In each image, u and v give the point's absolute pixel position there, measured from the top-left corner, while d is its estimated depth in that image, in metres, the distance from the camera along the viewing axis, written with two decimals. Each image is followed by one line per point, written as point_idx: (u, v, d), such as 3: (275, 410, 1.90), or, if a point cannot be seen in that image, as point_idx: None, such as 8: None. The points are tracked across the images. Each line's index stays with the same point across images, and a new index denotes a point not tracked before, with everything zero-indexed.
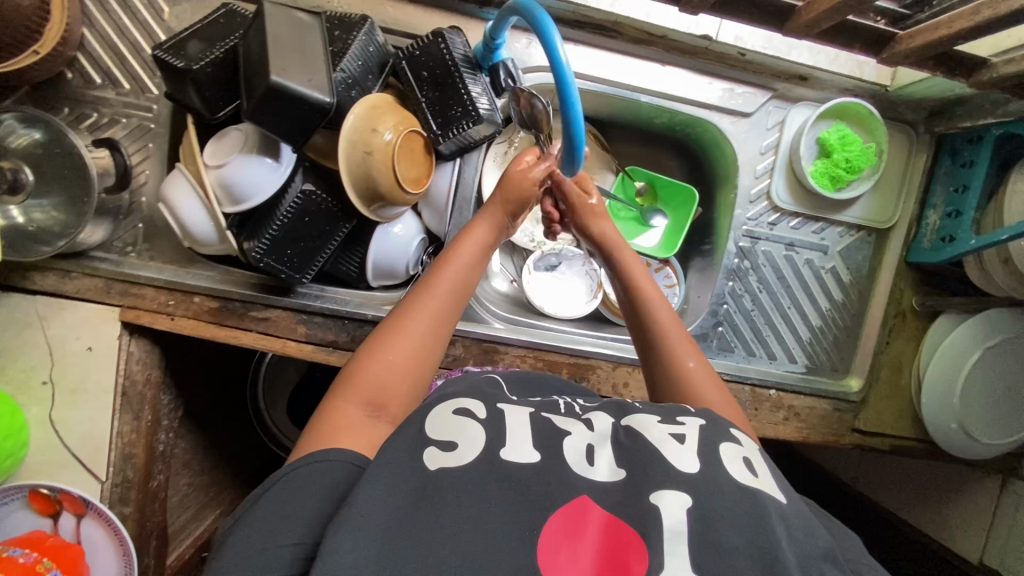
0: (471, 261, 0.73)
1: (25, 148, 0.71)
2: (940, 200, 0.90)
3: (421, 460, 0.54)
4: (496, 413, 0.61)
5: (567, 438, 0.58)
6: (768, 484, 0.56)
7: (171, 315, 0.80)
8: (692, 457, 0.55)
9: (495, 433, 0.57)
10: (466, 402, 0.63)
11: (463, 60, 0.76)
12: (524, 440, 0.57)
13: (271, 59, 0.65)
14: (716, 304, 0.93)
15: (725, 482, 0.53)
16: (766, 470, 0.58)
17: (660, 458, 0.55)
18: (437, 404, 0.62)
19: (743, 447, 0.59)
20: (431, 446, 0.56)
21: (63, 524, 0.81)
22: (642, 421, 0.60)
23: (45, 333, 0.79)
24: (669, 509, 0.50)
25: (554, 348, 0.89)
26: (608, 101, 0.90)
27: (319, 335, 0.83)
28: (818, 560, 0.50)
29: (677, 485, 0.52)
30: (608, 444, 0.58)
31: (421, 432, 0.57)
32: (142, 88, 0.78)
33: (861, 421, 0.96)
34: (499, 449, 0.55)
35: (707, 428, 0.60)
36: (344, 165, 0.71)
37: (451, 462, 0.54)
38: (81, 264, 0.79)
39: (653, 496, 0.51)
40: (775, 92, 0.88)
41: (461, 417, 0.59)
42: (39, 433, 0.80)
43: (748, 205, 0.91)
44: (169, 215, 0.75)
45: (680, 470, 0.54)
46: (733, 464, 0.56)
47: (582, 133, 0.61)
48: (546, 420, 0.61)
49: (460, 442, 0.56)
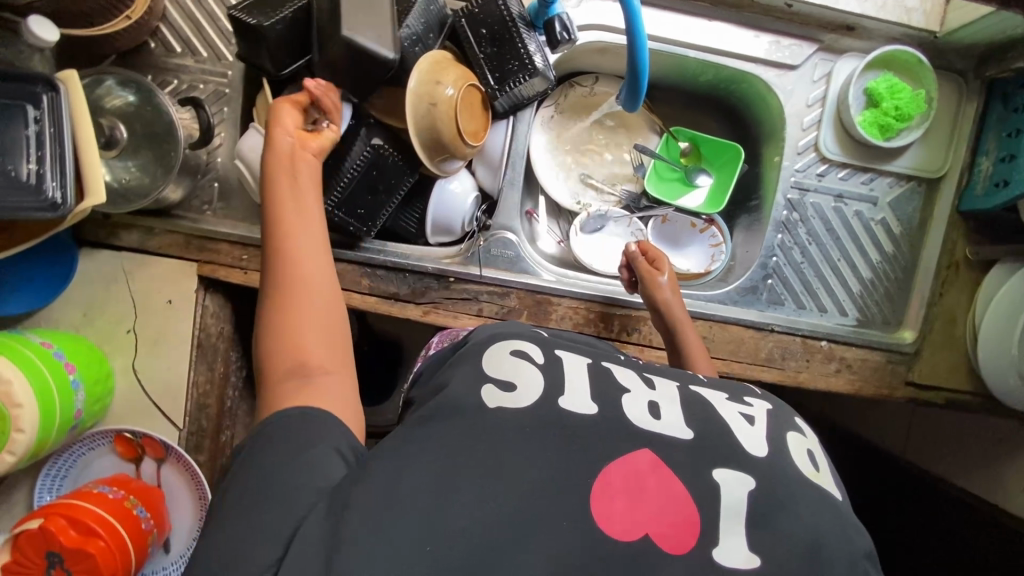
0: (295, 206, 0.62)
1: (117, 108, 0.76)
2: (992, 146, 0.89)
3: (482, 398, 0.54)
4: (553, 359, 0.59)
5: (624, 395, 0.56)
6: (826, 478, 0.56)
7: (244, 269, 0.85)
8: (762, 441, 0.55)
9: (553, 378, 0.56)
10: (524, 345, 0.60)
11: (520, 17, 0.80)
12: (582, 389, 0.56)
13: (345, 15, 0.69)
14: (765, 256, 0.94)
15: (791, 470, 0.54)
16: (826, 466, 0.59)
17: (731, 435, 0.55)
18: (497, 343, 0.61)
19: (807, 439, 0.59)
20: (487, 383, 0.55)
21: (144, 469, 0.86)
22: (711, 395, 0.60)
23: (130, 286, 0.85)
24: (730, 487, 0.51)
25: (604, 300, 0.91)
26: (654, 59, 0.93)
27: (382, 287, 0.87)
28: (863, 559, 0.51)
29: (744, 467, 0.53)
30: (672, 402, 0.57)
31: (483, 368, 0.57)
32: (218, 55, 0.84)
33: (916, 373, 0.95)
34: (558, 398, 0.54)
35: (775, 415, 0.59)
36: (410, 115, 0.75)
37: (511, 404, 0.53)
38: (163, 221, 0.85)
39: (715, 472, 0.52)
40: (821, 44, 0.90)
41: (518, 358, 0.58)
42: (124, 381, 0.86)
43: (795, 156, 0.93)
44: (246, 171, 0.79)
45: (750, 452, 0.54)
46: (798, 454, 0.56)
47: (646, 58, 0.66)
48: (606, 371, 0.59)
49: (519, 383, 0.55)
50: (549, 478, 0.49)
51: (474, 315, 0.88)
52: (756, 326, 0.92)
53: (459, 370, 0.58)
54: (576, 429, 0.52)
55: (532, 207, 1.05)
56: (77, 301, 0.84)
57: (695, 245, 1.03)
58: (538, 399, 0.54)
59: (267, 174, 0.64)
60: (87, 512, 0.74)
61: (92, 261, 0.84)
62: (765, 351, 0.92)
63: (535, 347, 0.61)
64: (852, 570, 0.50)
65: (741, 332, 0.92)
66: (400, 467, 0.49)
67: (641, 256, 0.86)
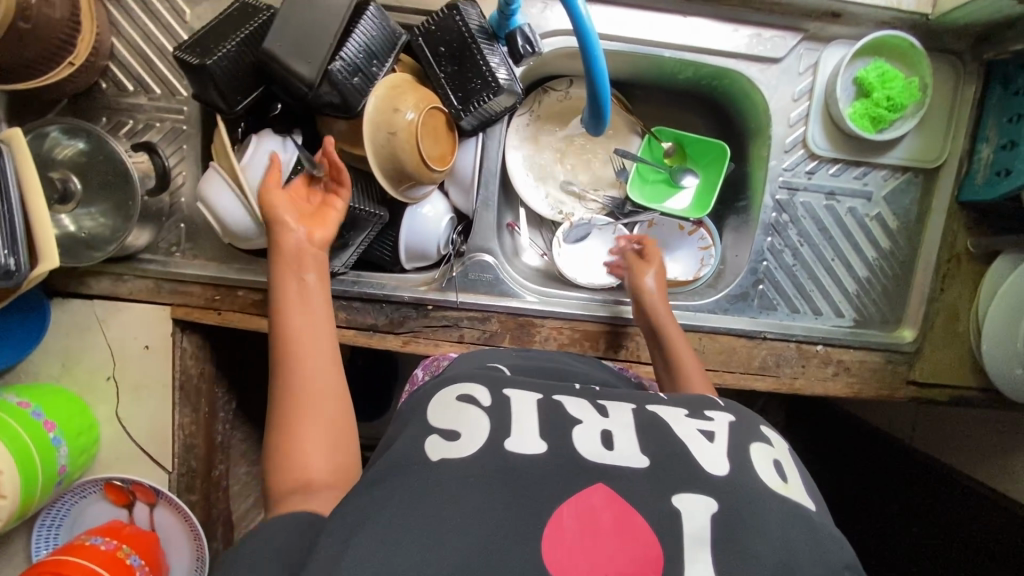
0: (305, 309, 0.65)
1: (70, 158, 0.74)
2: (993, 132, 0.84)
3: (424, 451, 0.52)
4: (501, 400, 0.58)
5: (575, 427, 0.55)
6: (797, 491, 0.53)
7: (218, 310, 0.84)
8: (723, 458, 0.53)
9: (499, 420, 0.55)
10: (470, 388, 0.60)
11: (480, 31, 0.75)
12: (531, 428, 0.55)
13: (274, 36, 0.69)
14: (755, 261, 0.91)
15: (755, 487, 0.50)
16: (795, 477, 0.55)
17: (686, 453, 0.53)
18: (444, 391, 0.60)
19: (773, 449, 0.57)
20: (432, 436, 0.54)
21: (138, 514, 0.86)
22: (669, 415, 0.59)
23: (106, 334, 0.84)
24: (690, 513, 0.48)
25: (588, 318, 0.88)
26: (628, 61, 0.88)
27: (359, 319, 0.85)
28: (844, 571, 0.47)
29: (705, 488, 0.50)
30: (626, 428, 0.56)
31: (427, 420, 0.56)
32: (172, 91, 0.80)
33: (917, 372, 0.92)
34: (503, 440, 0.53)
35: (737, 427, 0.58)
36: (369, 146, 0.73)
37: (453, 453, 0.52)
38: (132, 266, 0.83)
39: (673, 499, 0.49)
40: (806, 33, 0.84)
41: (465, 404, 0.57)
42: (109, 429, 0.85)
43: (783, 154, 0.88)
44: (209, 214, 0.77)
45: (709, 473, 0.51)
46: (763, 467, 0.54)
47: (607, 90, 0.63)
48: (556, 405, 0.58)
49: (463, 430, 0.54)
50: (513, 530, 0.46)
51: (455, 342, 0.86)
52: (747, 334, 0.90)
53: (420, 421, 0.56)
54: (545, 481, 0.50)
55: (513, 220, 1.02)
56: (54, 353, 0.83)
57: (683, 249, 0.99)
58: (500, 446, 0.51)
59: (276, 275, 0.67)
60: (79, 567, 0.74)
61: (65, 311, 0.83)
62: (758, 360, 0.89)
63: (484, 390, 0.59)
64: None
65: (732, 341, 0.89)
66: (355, 525, 0.47)
67: (631, 252, 0.87)
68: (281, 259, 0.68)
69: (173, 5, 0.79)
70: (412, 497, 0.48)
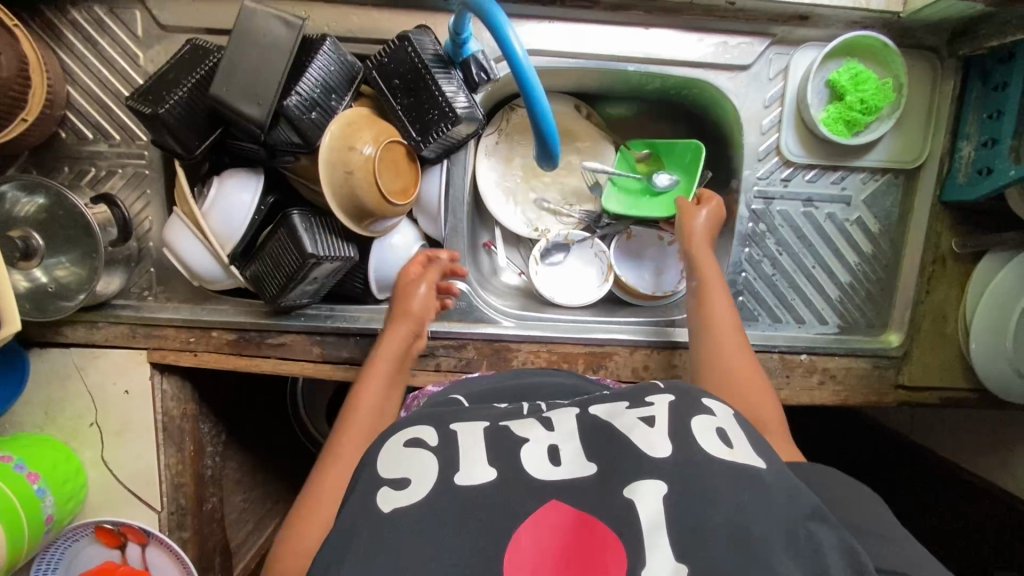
0: (382, 398, 0.73)
1: (31, 214, 0.74)
2: (973, 130, 0.82)
3: (376, 503, 0.51)
4: (449, 436, 0.57)
5: (523, 446, 0.54)
6: (745, 453, 0.52)
7: (193, 351, 0.84)
8: (665, 438, 0.52)
9: (448, 458, 0.54)
10: (416, 430, 0.59)
11: (434, 60, 0.73)
12: (480, 457, 0.54)
13: (217, 78, 0.68)
14: (733, 273, 0.89)
15: (700, 462, 0.49)
16: (741, 437, 0.54)
17: (629, 444, 0.52)
18: (392, 437, 0.59)
19: (717, 418, 0.55)
20: (383, 487, 0.52)
21: (130, 554, 0.86)
22: (611, 412, 0.57)
23: (85, 381, 0.84)
24: (644, 501, 0.47)
25: (565, 340, 0.87)
26: (593, 75, 0.86)
27: (335, 353, 0.84)
28: (806, 522, 0.47)
29: (652, 473, 0.49)
30: (573, 438, 0.55)
31: (376, 472, 0.54)
32: (132, 136, 0.80)
33: (906, 377, 0.89)
34: (452, 475, 0.52)
35: (679, 404, 0.56)
36: (326, 186, 0.71)
37: (406, 500, 0.51)
38: (105, 314, 0.83)
39: (627, 490, 0.49)
40: (774, 37, 0.82)
41: (414, 448, 0.56)
42: (95, 473, 0.86)
43: (757, 163, 0.86)
44: (174, 259, 0.78)
45: (649, 455, 0.51)
46: (706, 437, 0.52)
47: (551, 121, 0.62)
48: (503, 430, 0.57)
49: (413, 476, 0.53)
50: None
51: (432, 371, 0.86)
52: None
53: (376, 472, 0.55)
54: None
55: (489, 239, 1.01)
56: (36, 402, 0.84)
57: (664, 258, 0.98)
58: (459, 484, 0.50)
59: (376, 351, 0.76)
60: None
61: (42, 361, 0.84)
62: None
63: (430, 430, 0.58)
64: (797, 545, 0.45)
65: None
66: None
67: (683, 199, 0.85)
68: (389, 344, 0.77)
69: (126, 50, 0.78)
70: (370, 549, 0.47)
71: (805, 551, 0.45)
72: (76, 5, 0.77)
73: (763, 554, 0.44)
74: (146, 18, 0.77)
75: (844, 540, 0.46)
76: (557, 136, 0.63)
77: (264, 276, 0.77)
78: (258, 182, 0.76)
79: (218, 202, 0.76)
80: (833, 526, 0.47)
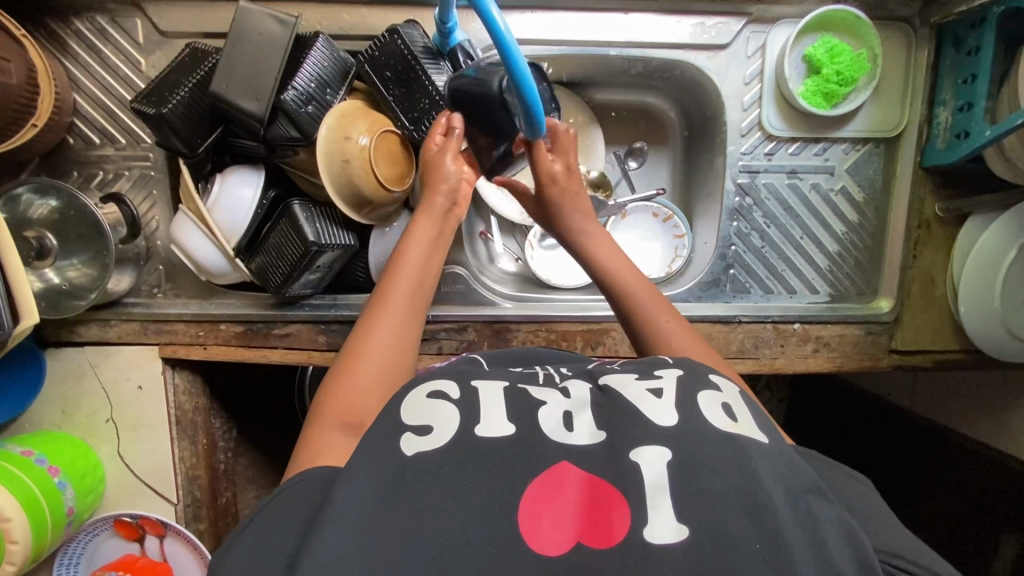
0: (422, 263, 0.68)
1: (45, 216, 0.78)
2: (949, 95, 0.84)
3: (398, 447, 0.50)
4: (471, 391, 0.55)
5: (540, 408, 0.54)
6: (747, 427, 0.52)
7: (203, 344, 0.87)
8: (670, 408, 0.52)
9: (469, 409, 0.53)
10: (438, 383, 0.57)
11: (424, 52, 0.76)
12: (498, 412, 0.53)
13: (218, 73, 0.71)
14: (723, 246, 0.91)
15: (707, 432, 0.50)
16: (745, 412, 0.55)
17: (636, 413, 0.52)
18: (412, 388, 0.57)
19: (722, 393, 0.55)
20: (406, 431, 0.51)
21: (149, 546, 0.88)
22: (619, 380, 0.57)
23: (99, 378, 0.87)
24: (649, 464, 0.48)
25: (563, 318, 0.89)
26: (580, 62, 0.90)
27: (339, 341, 0.87)
28: (805, 494, 0.48)
29: (657, 439, 0.49)
30: (587, 409, 0.54)
31: (398, 418, 0.53)
32: (137, 139, 0.83)
33: (899, 342, 0.90)
34: (474, 426, 0.51)
35: (686, 379, 0.56)
36: (325, 176, 0.74)
37: (428, 446, 0.50)
38: (117, 311, 0.86)
39: (633, 453, 0.49)
40: (750, 16, 0.85)
41: (435, 399, 0.54)
42: (112, 468, 0.88)
43: (740, 139, 0.89)
44: (182, 254, 0.81)
45: (656, 424, 0.51)
46: (711, 411, 0.52)
47: (539, 102, 0.63)
48: (521, 391, 0.56)
49: (436, 425, 0.51)
50: None
51: (435, 353, 0.88)
52: (722, 320, 0.89)
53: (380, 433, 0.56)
54: None
55: (485, 227, 1.03)
56: (53, 401, 0.87)
57: (657, 237, 1.00)
58: (452, 437, 0.50)
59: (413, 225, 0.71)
60: None
61: (59, 360, 0.87)
62: (736, 344, 0.89)
63: (452, 383, 0.57)
64: (796, 514, 0.46)
65: (708, 328, 0.89)
66: None
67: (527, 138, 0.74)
68: (425, 215, 0.71)
69: (129, 57, 0.82)
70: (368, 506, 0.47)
71: (803, 518, 0.46)
72: (79, 15, 0.81)
73: (771, 517, 0.45)
74: (146, 25, 0.81)
75: (844, 518, 0.48)
76: (543, 110, 0.65)
77: (269, 267, 0.79)
78: (260, 177, 0.80)
79: (222, 198, 0.79)
80: (830, 500, 0.49)
